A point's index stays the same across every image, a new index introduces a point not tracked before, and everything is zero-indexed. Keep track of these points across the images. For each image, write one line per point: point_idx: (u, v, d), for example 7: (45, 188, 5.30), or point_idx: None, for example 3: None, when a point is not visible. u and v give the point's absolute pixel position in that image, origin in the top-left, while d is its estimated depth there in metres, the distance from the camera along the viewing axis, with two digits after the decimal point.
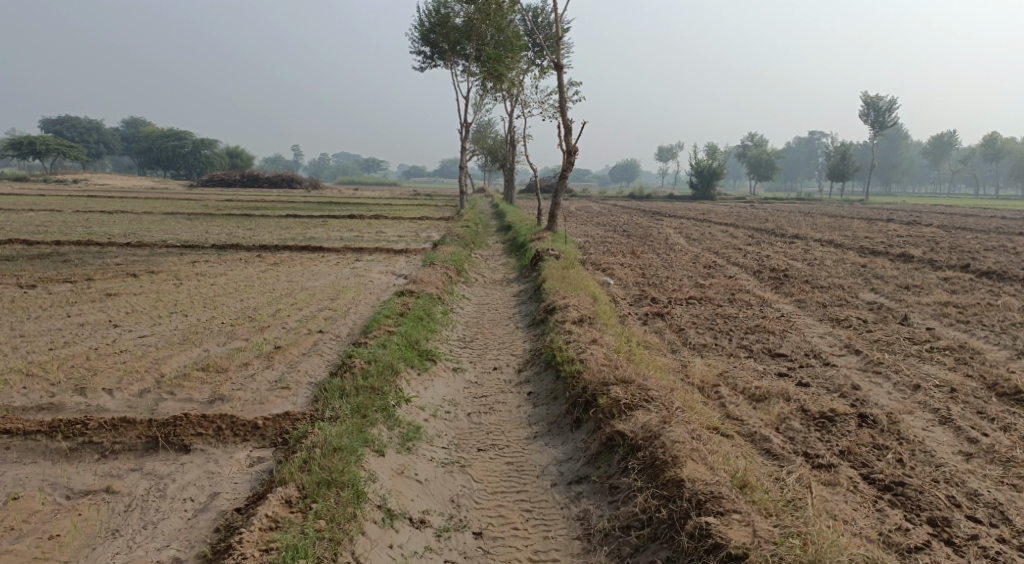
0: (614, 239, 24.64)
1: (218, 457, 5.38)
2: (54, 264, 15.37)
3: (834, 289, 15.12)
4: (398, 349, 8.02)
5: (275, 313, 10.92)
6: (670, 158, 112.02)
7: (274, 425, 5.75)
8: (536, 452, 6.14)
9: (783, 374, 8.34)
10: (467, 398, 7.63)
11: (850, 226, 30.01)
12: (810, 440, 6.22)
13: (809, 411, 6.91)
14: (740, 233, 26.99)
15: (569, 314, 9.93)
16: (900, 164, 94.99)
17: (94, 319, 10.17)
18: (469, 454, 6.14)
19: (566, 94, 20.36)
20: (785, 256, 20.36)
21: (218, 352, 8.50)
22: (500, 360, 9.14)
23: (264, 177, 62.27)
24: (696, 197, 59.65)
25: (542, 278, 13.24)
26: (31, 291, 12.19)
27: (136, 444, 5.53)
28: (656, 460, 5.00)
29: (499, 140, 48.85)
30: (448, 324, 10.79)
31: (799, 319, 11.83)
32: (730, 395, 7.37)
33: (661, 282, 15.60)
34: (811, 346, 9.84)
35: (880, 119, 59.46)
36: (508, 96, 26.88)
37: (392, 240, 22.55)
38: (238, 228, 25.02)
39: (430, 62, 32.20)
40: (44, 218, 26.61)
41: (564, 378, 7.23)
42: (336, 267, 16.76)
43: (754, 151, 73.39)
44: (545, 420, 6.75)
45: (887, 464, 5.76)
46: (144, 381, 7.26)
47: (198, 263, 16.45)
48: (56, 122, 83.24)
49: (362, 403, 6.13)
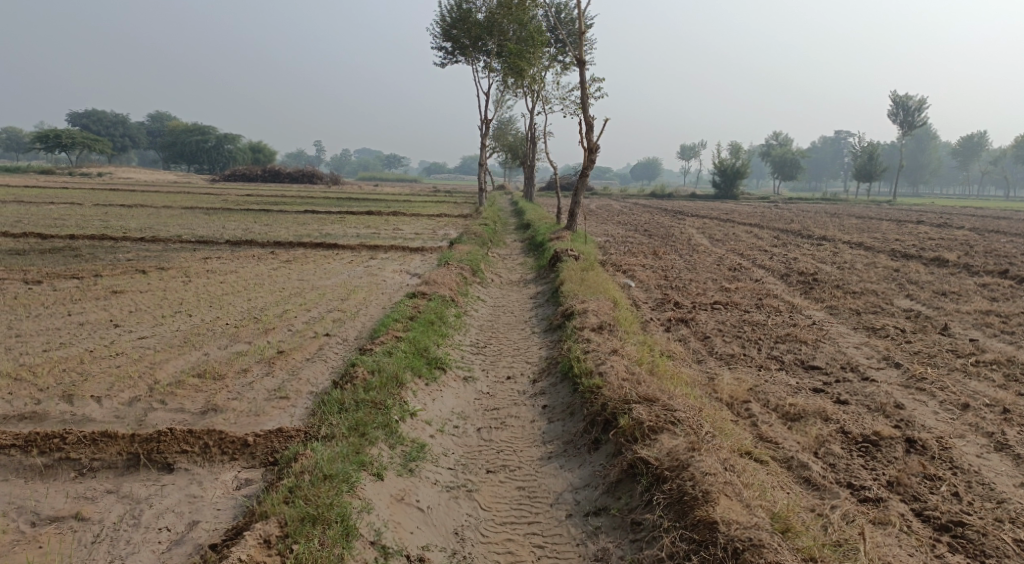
0: (636, 239, 23.99)
1: (203, 479, 4.94)
2: (64, 259, 15.13)
3: (867, 295, 14.39)
4: (405, 357, 7.54)
5: (282, 314, 10.49)
6: (693, 156, 110.70)
7: (266, 442, 5.30)
8: (550, 476, 5.62)
9: (819, 390, 7.74)
10: (478, 411, 7.13)
11: (879, 227, 29.06)
12: (852, 468, 5.64)
13: (851, 433, 6.33)
14: (765, 235, 26.17)
15: (588, 320, 9.41)
16: (929, 164, 92.83)
17: (95, 318, 9.82)
18: (477, 476, 5.64)
19: (588, 90, 19.77)
20: (814, 259, 19.60)
21: (218, 356, 8.07)
22: (514, 369, 8.62)
23: (285, 172, 62.43)
24: (718, 197, 58.58)
25: (560, 281, 12.71)
26: (36, 287, 11.88)
27: (115, 461, 5.11)
28: (684, 495, 4.47)
29: (520, 137, 48.26)
30: (461, 328, 10.29)
31: (832, 327, 11.18)
32: (761, 413, 6.80)
33: (684, 285, 14.98)
34: (847, 358, 9.20)
35: (909, 119, 57.83)
36: (528, 92, 26.31)
37: (409, 238, 22.15)
38: (254, 224, 24.74)
39: (451, 57, 31.71)
40: (62, 212, 26.56)
41: (582, 392, 6.69)
42: (350, 265, 16.34)
43: (779, 150, 72.00)
44: (560, 438, 6.23)
45: (942, 500, 5.17)
46: (135, 388, 6.85)
47: (210, 259, 16.13)
48: (83, 116, 84.30)
49: (360, 419, 5.66)
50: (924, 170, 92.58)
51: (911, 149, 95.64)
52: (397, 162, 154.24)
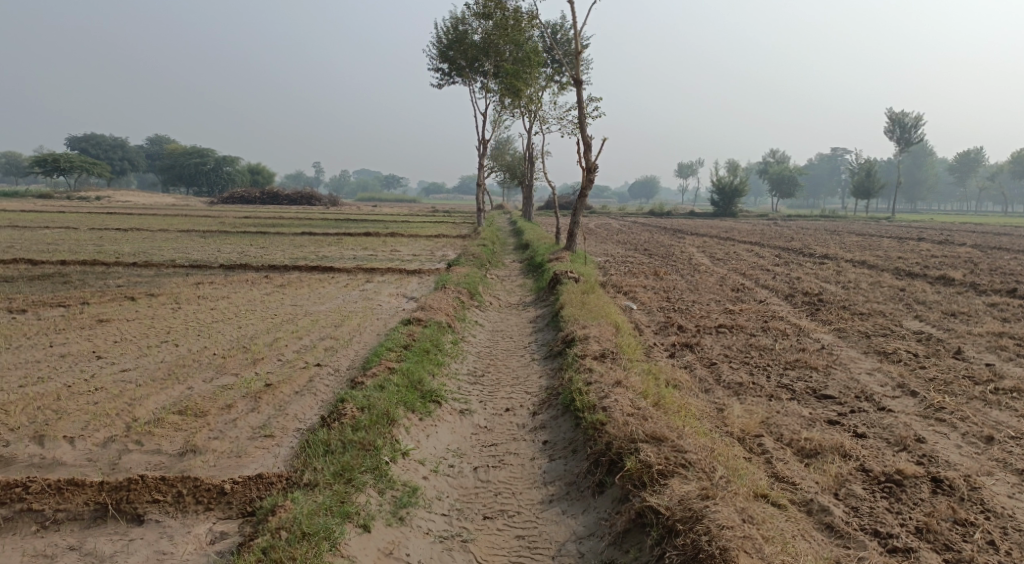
0: (636, 259, 23.66)
1: (174, 533, 4.56)
2: (52, 286, 14.76)
3: (874, 317, 14.03)
4: (398, 391, 7.14)
5: (272, 343, 10.09)
6: (691, 175, 110.91)
7: (245, 490, 4.92)
8: (551, 523, 5.22)
9: (834, 422, 7.36)
10: (475, 448, 6.73)
11: (881, 245, 28.73)
12: (877, 513, 5.33)
13: (872, 471, 5.98)
14: (767, 254, 25.86)
15: (589, 347, 9.04)
16: (926, 182, 92.95)
17: (76, 349, 9.43)
18: (473, 524, 5.24)
19: (586, 110, 19.56)
20: (817, 279, 19.26)
21: (202, 390, 7.69)
22: (513, 400, 8.23)
23: (283, 194, 62.37)
24: (717, 215, 58.38)
25: (560, 305, 12.35)
26: (20, 316, 11.52)
27: (81, 512, 4.72)
28: (699, 553, 4.13)
29: (519, 157, 48.15)
30: (458, 356, 9.91)
31: (841, 352, 10.80)
32: (775, 449, 6.41)
33: (687, 308, 14.61)
34: (860, 386, 8.81)
35: (906, 136, 57.84)
36: (526, 112, 26.14)
37: (406, 260, 21.83)
38: (250, 247, 24.40)
39: (448, 78, 31.60)
40: (55, 236, 26.23)
41: (585, 429, 6.31)
42: (345, 289, 15.97)
43: (777, 168, 72.00)
44: (562, 479, 5.83)
45: (975, 549, 4.91)
46: (111, 427, 6.46)
47: (202, 285, 15.75)
48: (82, 139, 84.49)
49: (347, 462, 5.27)
50: (921, 187, 92.66)
51: (908, 166, 95.66)
52: (396, 182, 154.36)
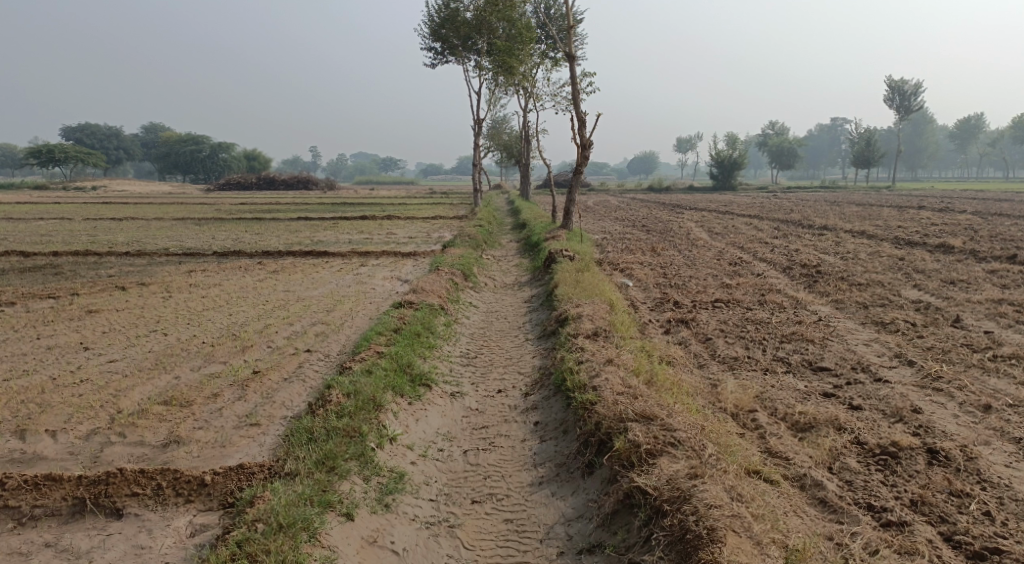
0: (634, 236, 23.47)
1: (153, 527, 4.47)
2: (43, 278, 14.63)
3: (873, 287, 13.89)
4: (386, 376, 7.03)
5: (262, 330, 9.97)
6: (689, 149, 110.21)
7: (226, 481, 4.83)
8: (540, 506, 5.13)
9: (830, 395, 7.25)
10: (465, 431, 6.64)
11: (881, 215, 28.49)
12: (872, 486, 5.23)
13: (867, 444, 5.88)
14: (765, 226, 25.64)
15: (582, 326, 8.92)
16: (926, 150, 92.23)
17: (64, 341, 9.32)
18: (460, 508, 5.15)
19: (579, 86, 19.28)
20: (816, 251, 19.08)
21: (189, 379, 7.59)
22: (506, 381, 8.13)
23: (280, 179, 62.04)
24: (716, 189, 58.03)
25: (555, 283, 12.22)
26: (9, 309, 11.41)
27: (59, 508, 4.64)
28: (686, 534, 4.04)
29: (515, 136, 47.74)
30: (451, 338, 9.80)
31: (838, 324, 10.67)
32: (769, 424, 6.30)
33: (684, 283, 14.46)
34: (857, 358, 8.69)
35: (906, 104, 57.21)
36: (520, 90, 25.80)
37: (401, 242, 21.65)
38: (245, 233, 24.21)
39: (441, 58, 31.17)
40: (49, 227, 26.07)
41: (575, 409, 6.19)
42: (339, 273, 15.83)
43: (776, 139, 71.43)
44: (552, 460, 5.74)
45: (972, 522, 4.81)
46: (95, 420, 6.37)
47: (194, 273, 15.61)
48: (76, 129, 83.94)
49: (330, 450, 5.18)
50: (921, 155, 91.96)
51: (908, 134, 94.78)
52: (393, 165, 153.31)
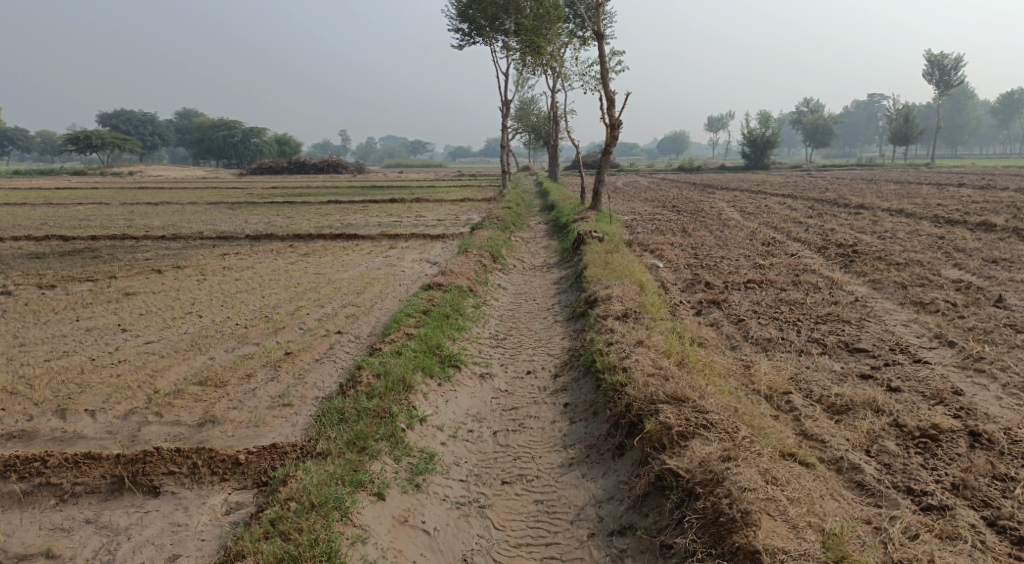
0: (664, 216, 23.16)
1: (189, 504, 4.56)
2: (82, 262, 14.98)
3: (912, 267, 13.51)
4: (415, 357, 7.05)
5: (294, 312, 10.07)
6: (721, 128, 108.35)
7: (260, 460, 4.90)
8: (570, 487, 5.11)
9: (867, 377, 7.09)
10: (495, 412, 6.64)
11: (919, 193, 27.69)
12: (912, 470, 5.10)
13: (906, 426, 5.73)
14: (799, 206, 25.10)
15: (612, 307, 8.83)
16: (968, 125, 89.24)
17: (102, 323, 9.53)
18: (490, 489, 5.16)
19: (608, 64, 18.98)
20: (851, 230, 18.63)
21: (223, 361, 7.71)
22: (535, 362, 8.10)
23: (310, 163, 62.58)
24: (748, 168, 56.99)
25: (584, 265, 12.12)
26: (50, 292, 11.70)
27: (99, 485, 4.75)
28: (720, 517, 3.98)
29: (543, 116, 47.34)
30: (480, 320, 9.79)
31: (875, 304, 10.41)
32: (805, 406, 6.18)
33: (716, 264, 14.23)
34: (895, 339, 8.47)
35: (946, 78, 55.32)
36: (547, 69, 25.53)
37: (430, 224, 21.68)
38: (276, 217, 24.48)
39: (468, 38, 30.97)
40: (88, 212, 26.66)
41: (605, 391, 6.14)
42: (368, 256, 15.91)
43: (810, 117, 69.77)
44: (582, 442, 5.70)
45: (1017, 506, 4.66)
46: (132, 400, 6.51)
47: (228, 256, 15.84)
48: (112, 116, 85.54)
49: (361, 430, 5.21)
50: (963, 131, 89.02)
51: (948, 110, 91.78)
52: (422, 148, 153.48)
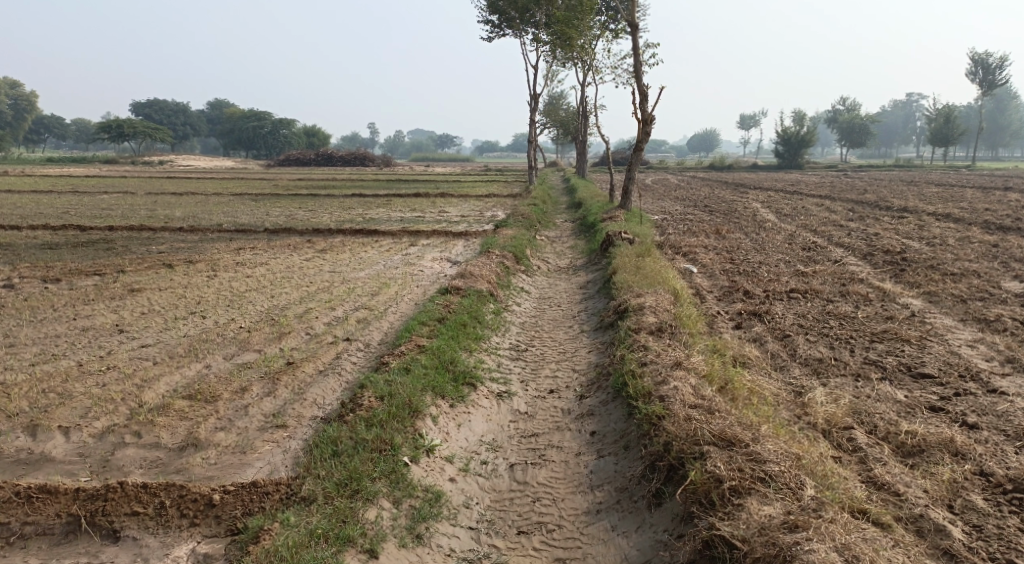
0: (695, 216, 22.20)
1: (150, 556, 4.02)
2: (94, 254, 14.52)
3: (968, 277, 12.43)
4: (426, 375, 6.33)
5: (302, 314, 9.41)
6: (754, 126, 106.08)
7: (237, 501, 4.33)
8: (597, 542, 4.39)
9: (936, 409, 6.20)
10: (513, 439, 5.91)
11: (964, 196, 26.35)
12: (1010, 536, 4.25)
13: (994, 475, 4.86)
14: (839, 208, 23.88)
15: (645, 320, 8.03)
16: (1010, 126, 86.23)
17: (99, 322, 8.98)
18: (504, 541, 4.47)
19: (641, 58, 18.13)
20: (897, 235, 17.52)
21: (219, 370, 7.06)
22: (559, 380, 7.33)
23: (337, 155, 62.40)
24: (782, 167, 55.36)
25: (613, 269, 11.29)
26: (53, 287, 11.20)
27: (52, 526, 4.25)
28: None
29: (571, 112, 46.35)
30: (499, 328, 9.03)
31: (934, 320, 9.46)
32: (871, 446, 5.34)
33: (754, 270, 13.29)
34: (963, 362, 7.54)
35: (990, 78, 53.17)
36: (578, 63, 24.67)
37: (453, 220, 20.98)
38: (298, 210, 23.99)
39: (498, 31, 30.22)
40: (111, 201, 26.41)
41: (639, 422, 5.36)
42: (387, 253, 15.24)
43: (846, 115, 67.71)
44: (612, 482, 4.94)
45: None
46: (113, 415, 5.90)
47: (243, 250, 15.30)
48: (145, 105, 86.37)
49: (355, 469, 4.57)
50: (1004, 132, 85.95)
51: (991, 110, 88.43)
52: (449, 142, 152.71)
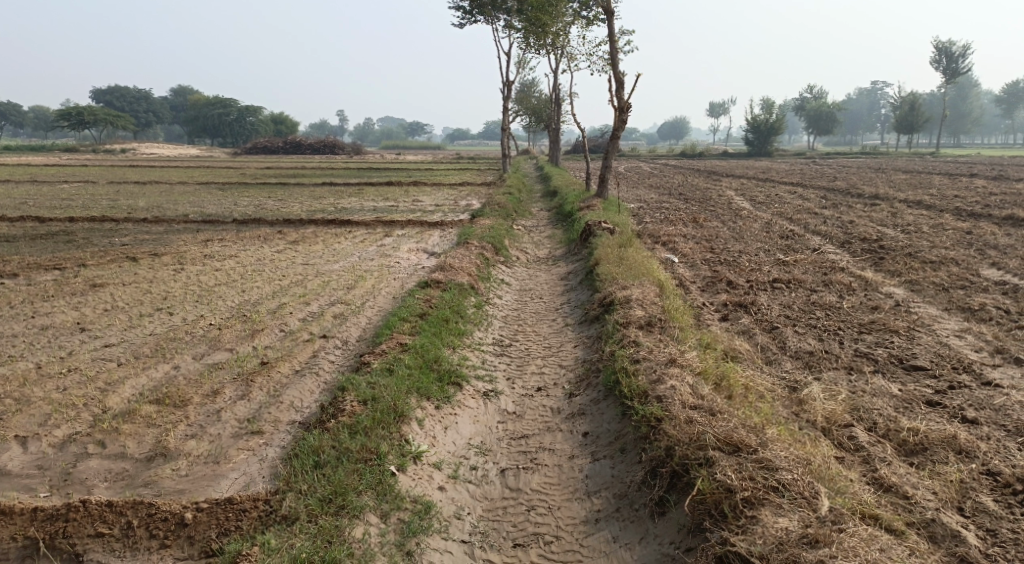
0: (672, 205, 22.08)
1: None
2: (53, 247, 13.85)
3: (946, 265, 12.45)
4: (409, 376, 6.02)
5: (276, 310, 9.00)
6: (723, 114, 106.73)
7: (211, 520, 4.02)
8: (599, 556, 4.20)
9: (932, 404, 6.09)
10: (503, 442, 5.65)
11: (932, 183, 26.64)
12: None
13: (1001, 475, 4.75)
14: (812, 196, 23.96)
15: (633, 313, 7.80)
16: (971, 114, 87.97)
17: (59, 321, 8.47)
18: (500, 555, 4.25)
19: (618, 44, 17.86)
20: (872, 223, 17.57)
21: (188, 371, 6.66)
22: (546, 376, 7.07)
23: (306, 143, 61.22)
24: (752, 154, 55.68)
25: (595, 260, 11.06)
26: (9, 283, 10.61)
27: (7, 551, 3.90)
28: None
29: (543, 99, 45.94)
30: (482, 322, 8.73)
31: (919, 309, 9.40)
32: (873, 445, 5.19)
33: (735, 259, 13.17)
34: (953, 353, 7.46)
35: (953, 67, 54.03)
36: (552, 49, 24.30)
37: (428, 210, 20.56)
38: (267, 200, 23.33)
39: (470, 17, 29.68)
40: (71, 191, 25.42)
41: (635, 423, 5.15)
42: (361, 244, 14.82)
43: (814, 104, 68.32)
44: (609, 488, 4.74)
45: None
46: (74, 422, 5.49)
47: (211, 242, 14.74)
48: (106, 91, 83.73)
49: (340, 482, 4.30)
50: (965, 120, 87.75)
51: (953, 99, 90.13)
52: (420, 129, 151.04)
